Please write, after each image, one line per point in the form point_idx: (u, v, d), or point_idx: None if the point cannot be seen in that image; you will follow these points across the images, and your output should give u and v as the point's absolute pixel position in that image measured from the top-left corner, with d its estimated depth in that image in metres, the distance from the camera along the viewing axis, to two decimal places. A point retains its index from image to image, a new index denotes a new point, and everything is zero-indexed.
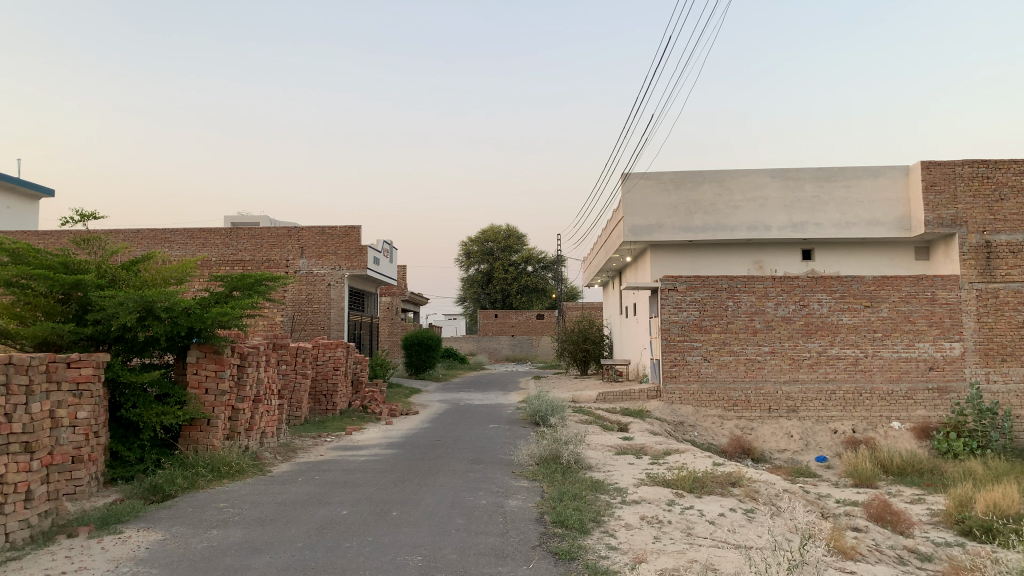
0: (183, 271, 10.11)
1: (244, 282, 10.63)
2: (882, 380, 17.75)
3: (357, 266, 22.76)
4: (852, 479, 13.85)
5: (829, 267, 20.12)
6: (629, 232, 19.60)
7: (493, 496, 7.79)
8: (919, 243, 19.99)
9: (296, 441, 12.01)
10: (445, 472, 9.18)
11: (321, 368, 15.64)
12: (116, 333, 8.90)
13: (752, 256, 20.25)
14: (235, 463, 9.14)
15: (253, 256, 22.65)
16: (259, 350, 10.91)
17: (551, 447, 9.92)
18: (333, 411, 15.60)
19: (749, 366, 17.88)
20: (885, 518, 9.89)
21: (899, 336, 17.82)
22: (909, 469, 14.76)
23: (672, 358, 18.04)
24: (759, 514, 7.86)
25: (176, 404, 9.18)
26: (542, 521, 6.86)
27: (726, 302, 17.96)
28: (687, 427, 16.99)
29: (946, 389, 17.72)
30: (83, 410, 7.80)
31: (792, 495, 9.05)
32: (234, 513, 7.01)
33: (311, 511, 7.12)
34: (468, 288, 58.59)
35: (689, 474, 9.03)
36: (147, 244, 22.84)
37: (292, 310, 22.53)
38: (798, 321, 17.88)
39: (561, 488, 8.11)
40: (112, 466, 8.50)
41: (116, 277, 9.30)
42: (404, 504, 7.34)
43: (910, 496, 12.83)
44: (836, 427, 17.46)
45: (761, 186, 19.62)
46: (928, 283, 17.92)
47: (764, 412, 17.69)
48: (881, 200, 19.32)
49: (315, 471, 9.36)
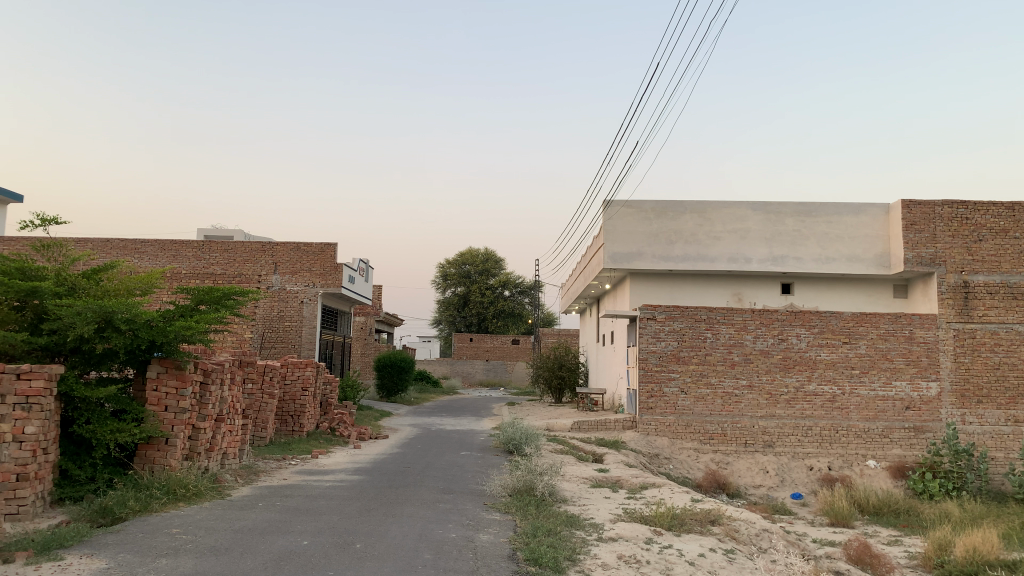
0: (149, 282, 9.69)
1: (211, 295, 10.19)
2: (858, 418, 17.61)
3: (332, 284, 22.34)
4: (828, 518, 13.61)
5: (808, 302, 20.05)
6: (609, 259, 19.40)
7: (463, 529, 7.42)
8: (898, 281, 20.02)
9: (259, 464, 11.53)
10: (413, 501, 8.79)
11: (289, 388, 15.19)
12: (72, 345, 8.44)
13: (731, 287, 20.17)
14: (193, 485, 8.67)
15: (225, 270, 22.17)
16: (224, 367, 10.46)
17: (525, 478, 9.57)
18: (299, 433, 15.10)
19: (726, 399, 17.66)
20: (866, 561, 9.60)
21: (877, 374, 17.73)
22: (886, 509, 14.56)
23: (649, 389, 17.77)
24: (739, 556, 7.55)
25: (133, 422, 8.72)
26: (514, 558, 6.50)
27: (705, 333, 17.78)
28: (662, 459, 16.67)
29: (922, 428, 17.60)
30: (32, 425, 7.34)
31: (772, 536, 8.75)
32: (187, 540, 6.58)
33: (270, 540, 6.70)
34: (444, 311, 58.14)
35: (668, 511, 8.70)
36: (116, 254, 22.31)
37: (262, 327, 21.99)
38: (776, 355, 17.74)
39: (535, 522, 7.76)
40: (60, 486, 8.01)
41: (76, 285, 8.84)
42: (369, 536, 6.95)
43: (887, 537, 12.59)
44: (812, 464, 17.25)
45: (742, 218, 19.55)
46: (906, 321, 17.87)
47: (740, 447, 17.45)
48: (861, 237, 19.32)
49: (277, 496, 8.92)
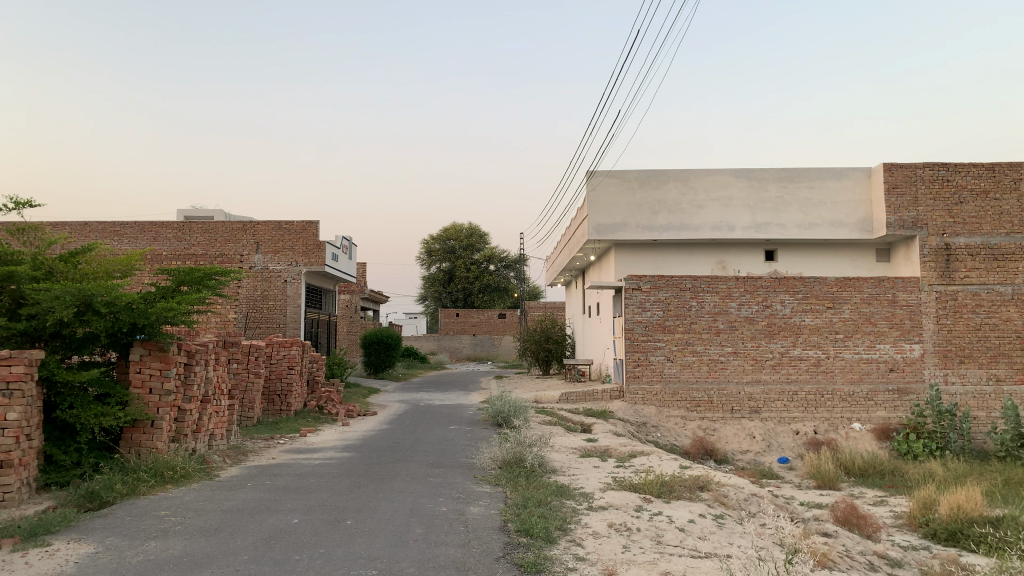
0: (128, 264, 9.56)
1: (192, 276, 10.06)
2: (843, 381, 17.77)
3: (315, 262, 22.16)
4: (814, 481, 13.78)
5: (792, 268, 20.12)
6: (593, 230, 19.35)
7: (454, 502, 7.43)
8: (880, 245, 20.12)
9: (247, 444, 11.50)
10: (403, 476, 8.79)
11: (275, 366, 15.10)
12: (52, 329, 8.32)
13: (715, 255, 20.17)
14: (180, 467, 8.62)
15: (206, 251, 21.98)
16: (208, 348, 10.34)
17: (514, 450, 9.58)
18: (286, 412, 15.06)
19: (713, 367, 17.76)
20: (852, 522, 9.72)
21: (860, 338, 17.87)
22: (871, 471, 14.75)
23: (636, 359, 17.84)
24: (729, 520, 7.61)
25: (117, 405, 8.64)
26: (505, 530, 6.51)
27: (691, 302, 17.82)
28: (650, 427, 16.78)
29: (906, 390, 17.79)
30: (14, 411, 7.24)
31: (761, 500, 8.82)
32: (175, 522, 6.54)
33: (259, 520, 6.68)
34: (429, 287, 58.02)
35: (657, 479, 8.74)
36: (95, 237, 22.07)
37: (246, 307, 21.85)
38: (761, 322, 17.83)
39: (525, 493, 7.77)
40: (46, 471, 7.94)
41: (53, 269, 8.69)
42: (359, 512, 6.93)
43: (873, 498, 12.76)
44: (798, 428, 17.40)
45: (725, 186, 19.52)
46: (889, 285, 17.98)
47: (726, 413, 17.59)
48: (843, 202, 19.36)
49: (266, 476, 8.89)
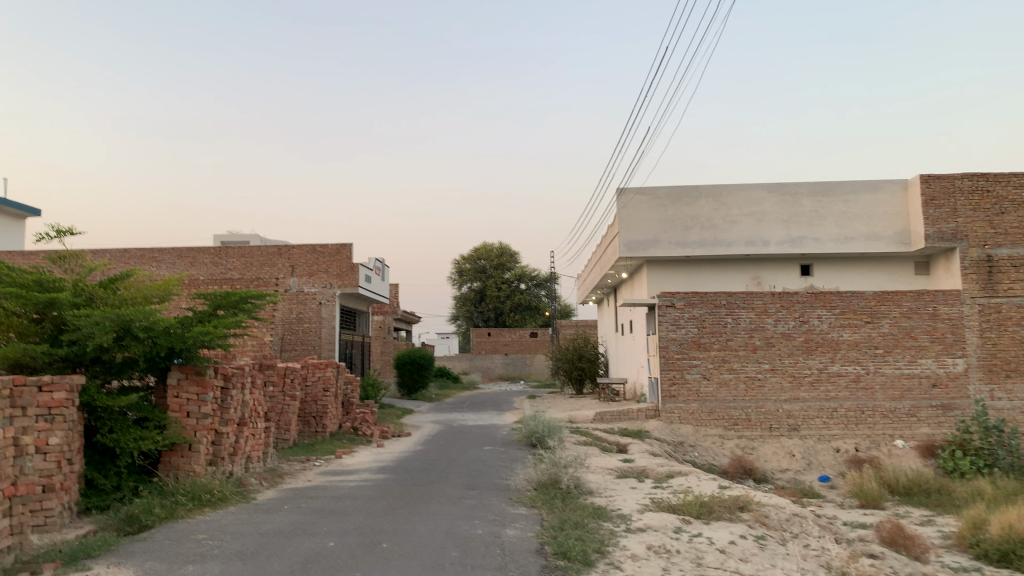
0: (166, 289, 9.70)
1: (228, 300, 10.18)
2: (884, 398, 17.39)
3: (349, 284, 22.33)
4: (857, 500, 13.45)
5: (829, 282, 19.82)
6: (625, 247, 19.25)
7: (490, 524, 7.36)
8: (919, 257, 19.73)
9: (284, 466, 11.56)
10: (438, 498, 8.74)
11: (310, 389, 15.20)
12: (92, 355, 8.46)
13: (749, 271, 19.93)
14: (217, 490, 8.66)
15: (242, 275, 22.29)
16: (244, 371, 10.44)
17: (549, 471, 9.49)
18: (322, 434, 15.12)
19: (750, 384, 17.51)
20: (899, 542, 9.45)
21: (901, 353, 17.49)
22: (916, 489, 14.36)
23: (671, 377, 17.64)
24: (771, 542, 7.44)
25: (155, 429, 8.73)
26: (543, 552, 6.42)
27: (726, 318, 17.61)
28: (687, 447, 16.54)
29: (950, 406, 17.35)
30: (55, 436, 7.34)
31: (803, 520, 8.62)
32: (213, 546, 6.56)
33: (296, 543, 6.67)
34: (461, 307, 58.17)
35: (696, 499, 8.59)
36: (134, 263, 22.50)
37: (282, 329, 22.07)
38: (798, 338, 17.55)
39: (562, 515, 7.68)
40: (87, 496, 8.03)
41: (93, 295, 8.84)
42: (395, 535, 6.90)
43: (919, 517, 12.41)
44: (839, 446, 17.04)
45: (758, 201, 19.33)
46: (929, 298, 17.61)
47: (765, 431, 17.29)
48: (880, 214, 19.06)
49: (302, 498, 8.90)
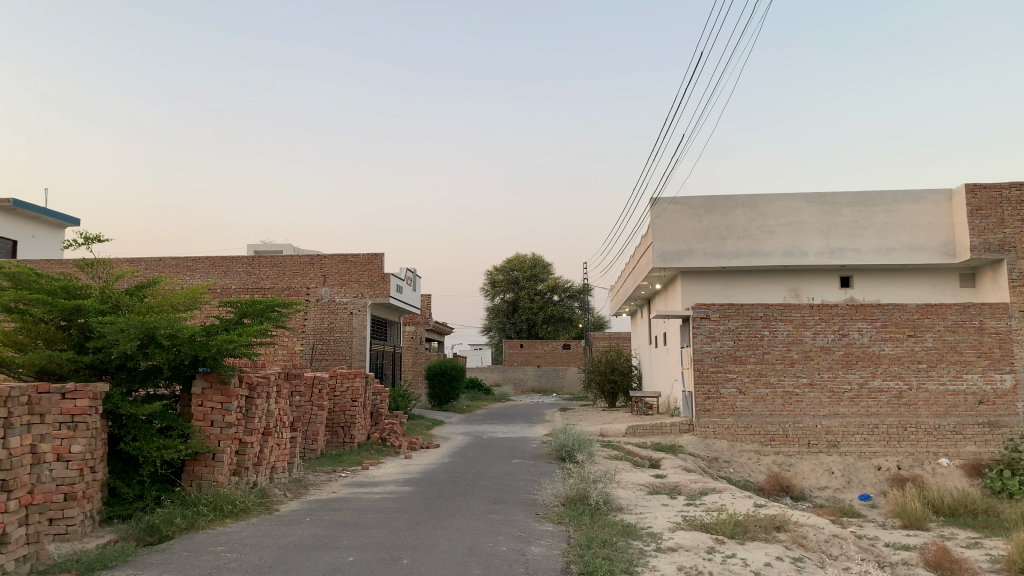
0: (193, 297, 9.66)
1: (255, 308, 10.09)
2: (928, 414, 16.80)
3: (380, 294, 22.27)
4: (900, 520, 12.94)
5: (869, 295, 19.28)
6: (658, 258, 18.91)
7: (515, 541, 7.12)
8: (964, 269, 19.08)
9: (309, 477, 11.44)
10: (463, 513, 8.52)
11: (339, 399, 15.11)
12: (117, 362, 8.42)
13: (787, 283, 19.45)
14: (239, 501, 8.54)
15: (275, 284, 22.38)
16: (270, 380, 10.33)
17: (578, 487, 9.22)
18: (350, 444, 14.98)
19: (787, 399, 17.04)
20: (945, 566, 8.98)
21: (945, 368, 16.91)
22: (962, 509, 13.77)
23: (706, 391, 17.23)
24: (809, 564, 7.09)
25: (179, 438, 8.65)
26: (568, 572, 6.17)
27: (762, 331, 17.18)
28: (722, 462, 16.10)
29: (997, 423, 16.71)
30: (78, 443, 7.27)
31: (844, 542, 8.22)
32: (230, 559, 6.42)
33: (315, 557, 6.50)
34: (494, 318, 58.06)
35: (730, 518, 8.25)
36: (169, 272, 22.72)
37: (313, 339, 22.07)
38: (837, 352, 17.05)
39: (589, 533, 7.41)
40: (109, 504, 7.96)
41: (119, 302, 8.82)
42: (416, 551, 6.69)
43: (966, 539, 11.88)
44: (880, 464, 16.50)
45: (796, 211, 18.89)
46: (975, 311, 16.99)
47: (803, 447, 16.80)
48: (922, 225, 18.50)
49: (325, 510, 8.75)
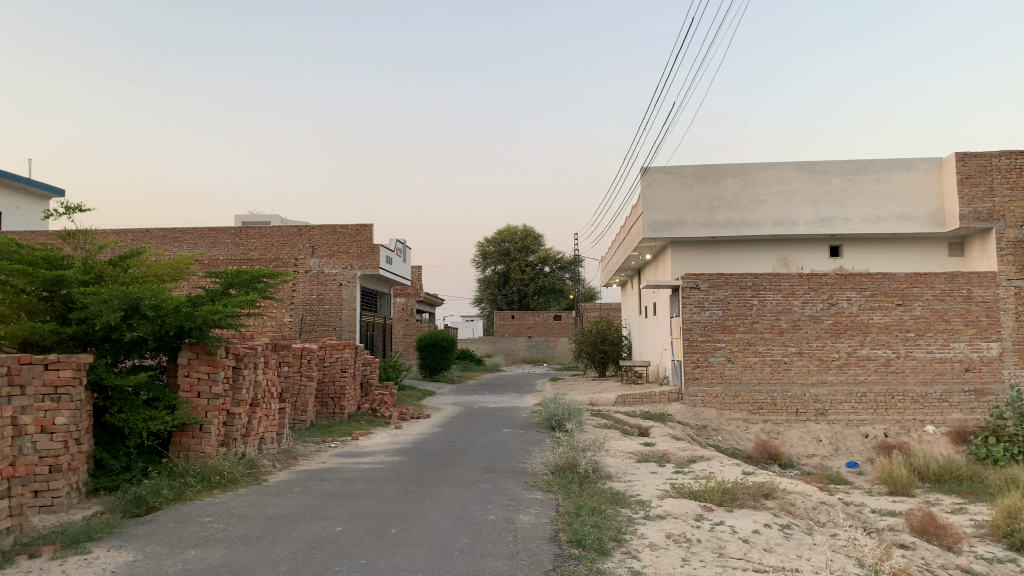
0: (178, 268, 9.54)
1: (240, 278, 9.97)
2: (915, 382, 16.92)
3: (369, 265, 22.14)
4: (886, 487, 13.05)
5: (858, 264, 19.29)
6: (648, 228, 18.83)
7: (504, 510, 7.12)
8: (953, 238, 19.10)
9: (298, 447, 11.43)
10: (452, 483, 8.51)
11: (328, 369, 15.05)
12: (101, 333, 8.32)
13: (777, 252, 19.43)
14: (227, 472, 8.52)
15: (263, 256, 22.21)
16: (257, 350, 10.24)
17: (567, 455, 9.23)
18: (340, 415, 14.97)
19: (776, 367, 17.10)
20: (931, 532, 9.07)
21: (933, 336, 16.98)
22: (947, 476, 13.91)
23: (695, 360, 17.28)
24: (797, 531, 7.12)
25: (165, 409, 8.59)
26: (557, 540, 6.17)
27: (751, 300, 17.19)
28: (710, 431, 16.19)
29: (983, 391, 16.85)
30: (62, 415, 7.19)
31: (831, 509, 8.26)
32: (218, 530, 6.38)
33: (303, 527, 6.48)
34: (484, 289, 58.01)
35: (718, 485, 8.27)
36: (156, 243, 22.50)
37: (302, 310, 21.97)
38: (826, 321, 17.09)
39: (578, 501, 7.42)
40: (95, 476, 7.92)
41: (102, 273, 8.68)
42: (404, 520, 6.68)
43: (951, 505, 11.99)
44: (867, 431, 16.60)
45: (787, 179, 18.81)
46: (963, 280, 17.04)
47: (791, 416, 16.91)
48: (913, 194, 18.46)
49: (314, 481, 8.72)
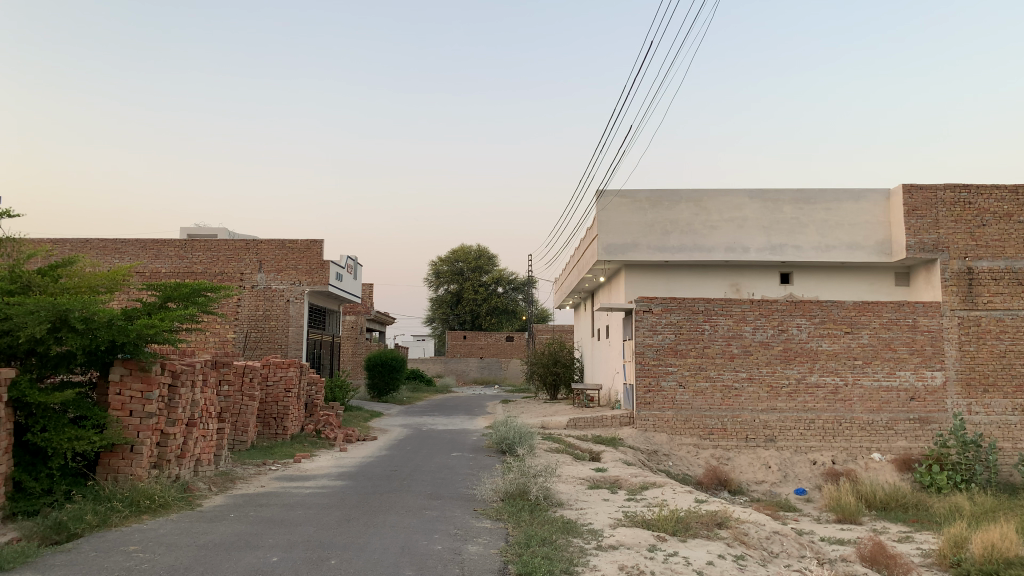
0: (115, 279, 9.00)
1: (180, 292, 9.49)
2: (862, 410, 17.05)
3: (318, 282, 21.64)
4: (834, 514, 13.06)
5: (808, 291, 19.52)
6: (603, 251, 18.74)
7: (450, 540, 6.80)
8: (899, 268, 19.48)
9: (237, 470, 10.93)
10: (397, 510, 8.17)
11: (271, 389, 14.55)
12: (25, 346, 7.80)
13: (729, 278, 19.56)
14: (159, 496, 8.04)
15: (208, 269, 21.56)
16: (195, 368, 9.77)
17: (518, 481, 8.97)
18: (283, 436, 14.45)
19: (726, 393, 17.10)
20: (881, 561, 9.01)
21: (880, 364, 17.19)
22: (893, 503, 14.00)
23: (647, 384, 17.18)
24: (751, 562, 6.97)
25: (93, 429, 8.08)
26: (505, 573, 5.88)
27: (703, 325, 17.21)
28: (661, 456, 16.09)
29: (927, 419, 17.08)
30: None
31: (784, 539, 8.15)
32: (143, 560, 5.94)
33: (236, 557, 6.08)
34: (437, 309, 57.54)
35: (672, 514, 8.10)
36: (95, 254, 21.71)
37: (247, 327, 21.34)
38: (777, 347, 17.18)
39: (528, 530, 7.15)
40: (14, 500, 7.38)
41: (30, 283, 8.20)
42: (345, 550, 6.34)
43: (897, 534, 12.04)
44: (816, 458, 16.74)
45: (739, 206, 18.99)
46: (909, 309, 17.36)
47: (740, 441, 16.88)
48: (861, 224, 18.79)
49: (250, 506, 8.28)
